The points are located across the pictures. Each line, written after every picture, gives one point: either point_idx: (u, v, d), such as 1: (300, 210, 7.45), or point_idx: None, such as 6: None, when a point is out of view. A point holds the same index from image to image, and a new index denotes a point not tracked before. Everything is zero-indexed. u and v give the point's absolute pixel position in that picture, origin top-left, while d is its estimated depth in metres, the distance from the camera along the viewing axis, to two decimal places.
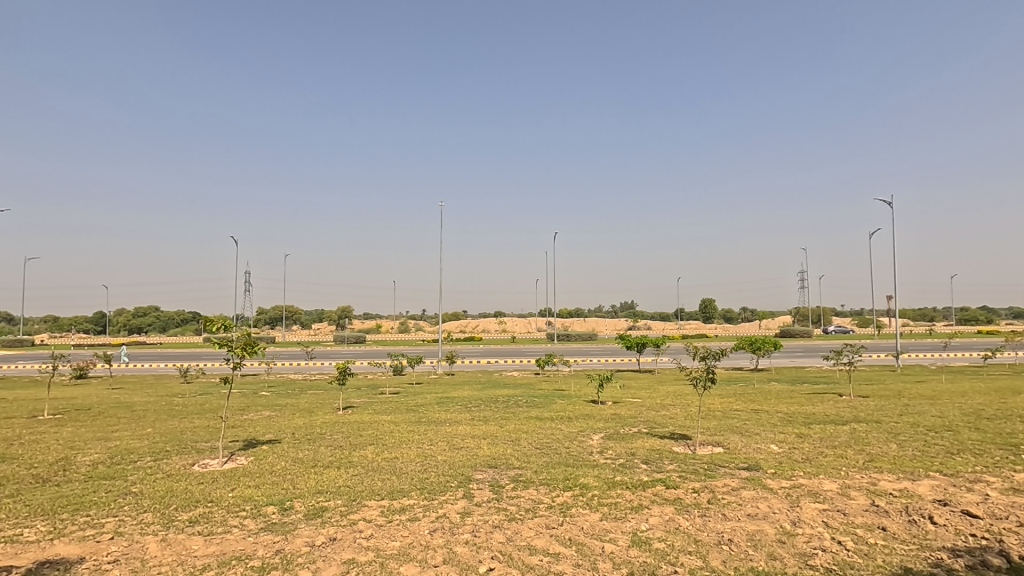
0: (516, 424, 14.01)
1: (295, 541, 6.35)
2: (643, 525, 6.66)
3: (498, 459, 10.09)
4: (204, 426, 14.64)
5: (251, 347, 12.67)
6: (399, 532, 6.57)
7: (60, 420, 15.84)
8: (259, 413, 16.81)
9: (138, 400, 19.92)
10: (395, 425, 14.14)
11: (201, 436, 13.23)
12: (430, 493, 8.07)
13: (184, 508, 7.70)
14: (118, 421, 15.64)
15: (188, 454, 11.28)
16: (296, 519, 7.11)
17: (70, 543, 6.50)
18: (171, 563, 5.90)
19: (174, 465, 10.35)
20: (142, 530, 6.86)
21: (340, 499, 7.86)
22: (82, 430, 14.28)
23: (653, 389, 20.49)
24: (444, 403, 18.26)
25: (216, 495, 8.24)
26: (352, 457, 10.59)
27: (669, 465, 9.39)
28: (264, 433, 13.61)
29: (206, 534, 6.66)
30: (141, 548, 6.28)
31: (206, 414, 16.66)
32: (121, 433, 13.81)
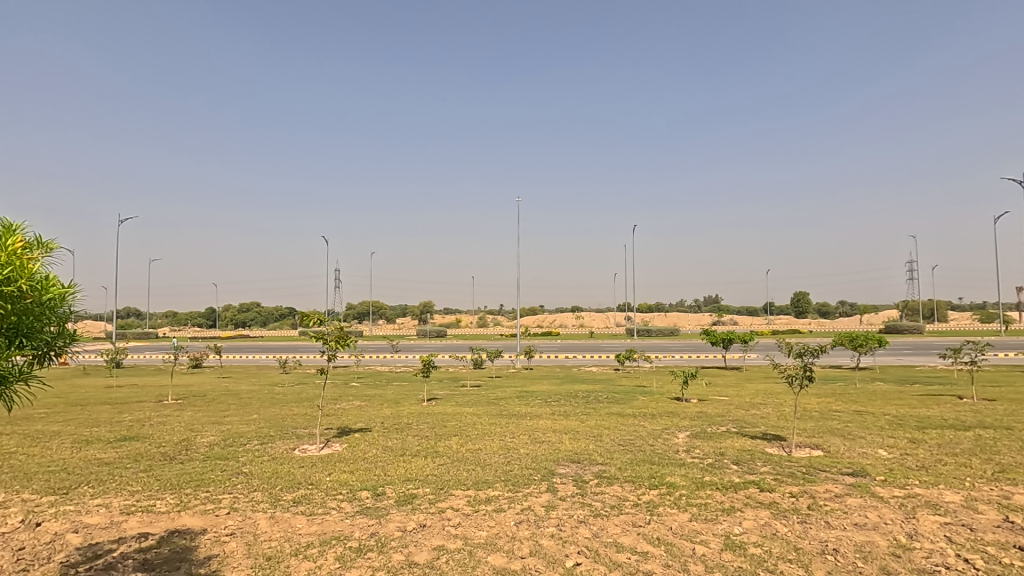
0: (597, 419, 13.87)
1: (388, 526, 6.66)
2: (736, 529, 6.35)
3: (580, 454, 10.03)
4: (302, 413, 15.74)
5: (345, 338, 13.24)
6: (486, 522, 6.70)
7: (181, 405, 17.60)
8: (351, 402, 17.84)
9: (245, 388, 21.78)
10: (477, 417, 14.45)
11: (300, 423, 14.23)
12: (514, 485, 8.17)
13: (289, 489, 8.32)
14: (228, 407, 17.17)
15: (289, 440, 12.15)
16: (389, 504, 7.46)
17: (194, 515, 7.21)
18: (279, 538, 6.39)
19: (279, 448, 11.21)
20: (253, 507, 7.49)
21: (429, 487, 8.14)
22: (199, 414, 15.85)
23: (742, 387, 19.51)
24: (524, 397, 18.41)
25: (316, 478, 8.84)
26: (438, 447, 10.95)
27: (762, 468, 8.90)
28: (355, 422, 14.38)
29: (308, 514, 7.16)
30: (254, 524, 6.85)
31: (303, 402, 17.89)
32: (232, 418, 15.11)
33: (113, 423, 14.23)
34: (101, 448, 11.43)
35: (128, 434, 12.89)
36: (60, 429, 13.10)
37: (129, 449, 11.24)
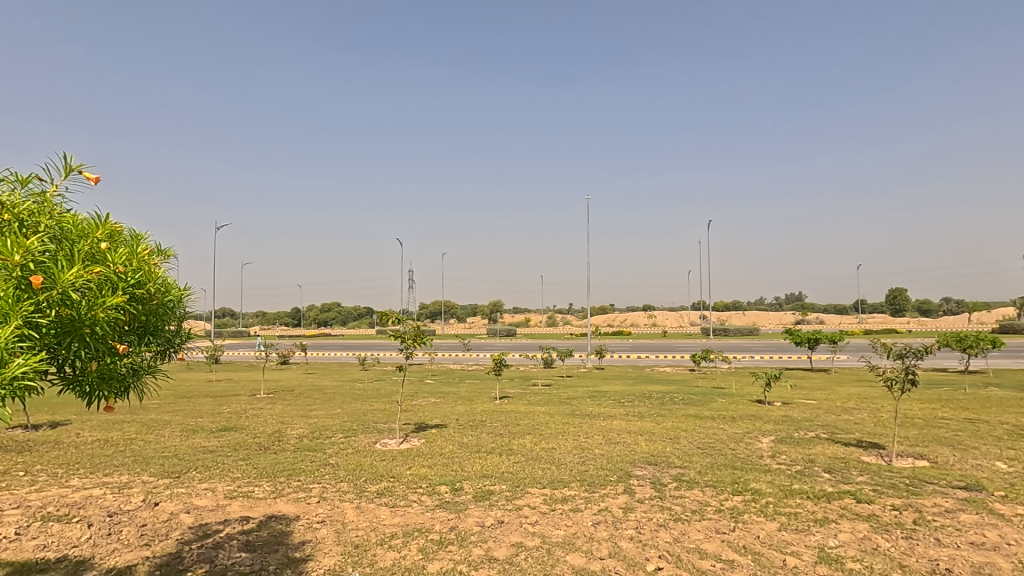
0: (673, 421, 13.48)
1: (467, 520, 6.80)
2: (831, 541, 5.96)
3: (658, 456, 9.79)
4: (381, 409, 16.42)
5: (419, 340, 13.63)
6: (563, 521, 6.69)
7: (272, 399, 18.88)
8: (426, 399, 18.40)
9: (329, 384, 23.01)
10: (550, 416, 14.46)
11: (380, 418, 14.84)
12: (590, 485, 8.11)
13: (372, 481, 8.70)
14: (314, 401, 18.21)
15: (370, 434, 12.70)
16: (467, 499, 7.62)
17: (288, 502, 7.72)
18: (365, 527, 6.70)
19: (362, 442, 11.76)
20: (341, 497, 7.90)
21: (505, 484, 8.24)
22: (288, 407, 16.92)
23: (831, 390, 18.27)
24: (597, 397, 18.22)
25: (397, 471, 9.19)
26: (512, 444, 11.06)
27: (858, 477, 8.30)
28: (432, 418, 14.81)
29: (391, 506, 7.45)
30: (342, 512, 7.23)
31: (382, 398, 18.65)
32: (318, 412, 16.02)
33: (215, 414, 15.48)
34: (205, 437, 12.47)
35: (228, 424, 13.98)
36: (171, 419, 14.42)
37: (229, 439, 12.19)
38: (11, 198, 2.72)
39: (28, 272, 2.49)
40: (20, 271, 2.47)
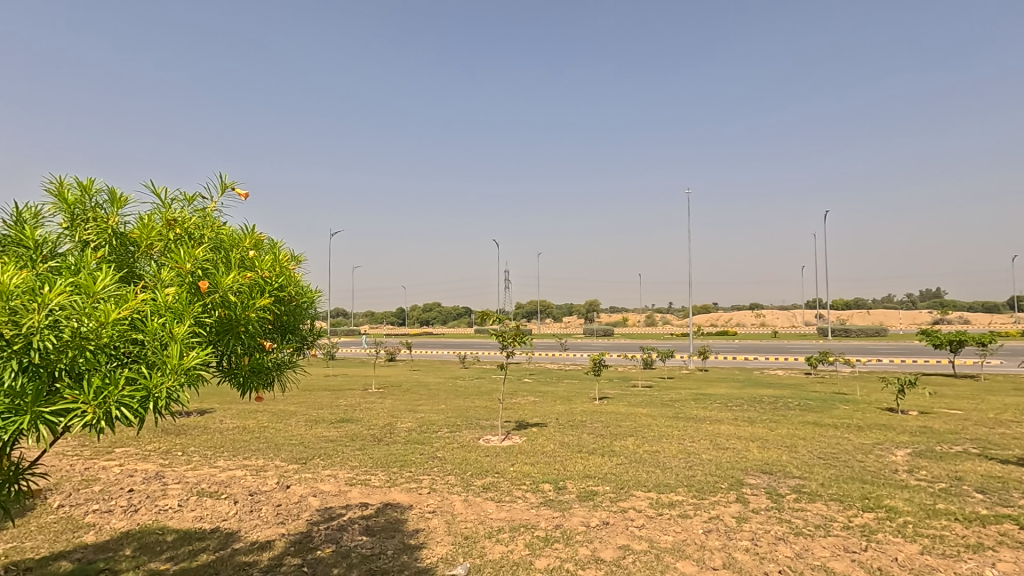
0: (789, 428, 12.56)
1: (572, 519, 6.81)
2: (988, 571, 5.25)
3: (773, 465, 9.17)
4: (483, 406, 16.88)
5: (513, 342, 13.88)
6: (671, 527, 6.49)
7: (382, 394, 20.10)
8: (526, 398, 18.65)
9: (433, 381, 24.06)
10: (652, 418, 14.06)
11: (482, 415, 15.27)
12: (699, 491, 7.78)
13: (478, 475, 8.98)
14: (420, 397, 19.14)
15: (474, 429, 13.11)
16: (571, 498, 7.62)
17: (402, 492, 8.18)
18: (474, 520, 6.93)
19: (466, 437, 12.17)
20: (449, 489, 8.24)
21: (609, 486, 8.14)
22: (397, 402, 17.92)
23: (981, 399, 16.06)
24: (702, 400, 17.43)
25: (501, 468, 9.40)
26: (614, 446, 10.90)
27: (1020, 500, 7.22)
28: (532, 417, 14.98)
29: (497, 501, 7.64)
30: (451, 504, 7.53)
31: (483, 396, 19.17)
32: (424, 407, 16.80)
33: (333, 406, 16.78)
34: (326, 427, 13.55)
35: (345, 416, 15.09)
36: (296, 410, 15.84)
37: (347, 430, 13.16)
38: (183, 215, 3.16)
39: (196, 278, 2.86)
40: (193, 276, 2.85)
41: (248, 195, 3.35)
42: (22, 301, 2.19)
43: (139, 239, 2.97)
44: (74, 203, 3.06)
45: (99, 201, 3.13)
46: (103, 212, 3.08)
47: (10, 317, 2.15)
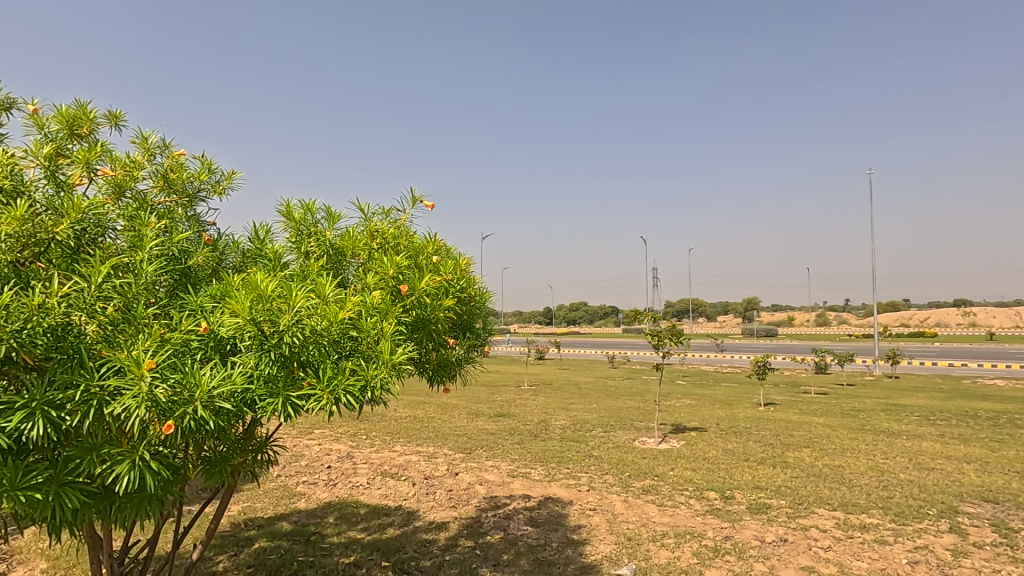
0: (1019, 450, 10.37)
1: (744, 532, 6.38)
2: None
3: (999, 493, 7.65)
4: (636, 407, 16.53)
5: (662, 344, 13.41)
6: (865, 552, 5.75)
7: (535, 391, 20.68)
8: (681, 400, 17.85)
9: (583, 380, 24.15)
10: (831, 429, 12.59)
11: (636, 416, 14.96)
12: (899, 516, 6.78)
13: (637, 477, 8.82)
14: (572, 395, 19.32)
15: (629, 430, 12.90)
16: (741, 510, 7.14)
17: (562, 487, 8.35)
18: (636, 522, 6.83)
19: (621, 438, 12.02)
20: (608, 489, 8.21)
21: (784, 500, 7.47)
22: (550, 399, 18.31)
23: None
24: (894, 410, 15.15)
25: (661, 471, 9.12)
26: (787, 457, 9.96)
27: None
28: (690, 420, 14.30)
29: (660, 504, 7.44)
30: (611, 504, 7.50)
31: (635, 397, 18.76)
32: (576, 405, 16.93)
33: (491, 401, 17.69)
34: (486, 421, 14.34)
35: (503, 411, 15.80)
36: (458, 403, 16.99)
37: (505, 424, 13.77)
38: (382, 226, 3.60)
39: (396, 282, 3.24)
40: (394, 279, 3.23)
41: (434, 204, 3.68)
42: (277, 303, 2.67)
43: (348, 249, 3.46)
44: (300, 220, 3.64)
45: (318, 218, 3.69)
46: (321, 227, 3.63)
47: (268, 316, 2.63)
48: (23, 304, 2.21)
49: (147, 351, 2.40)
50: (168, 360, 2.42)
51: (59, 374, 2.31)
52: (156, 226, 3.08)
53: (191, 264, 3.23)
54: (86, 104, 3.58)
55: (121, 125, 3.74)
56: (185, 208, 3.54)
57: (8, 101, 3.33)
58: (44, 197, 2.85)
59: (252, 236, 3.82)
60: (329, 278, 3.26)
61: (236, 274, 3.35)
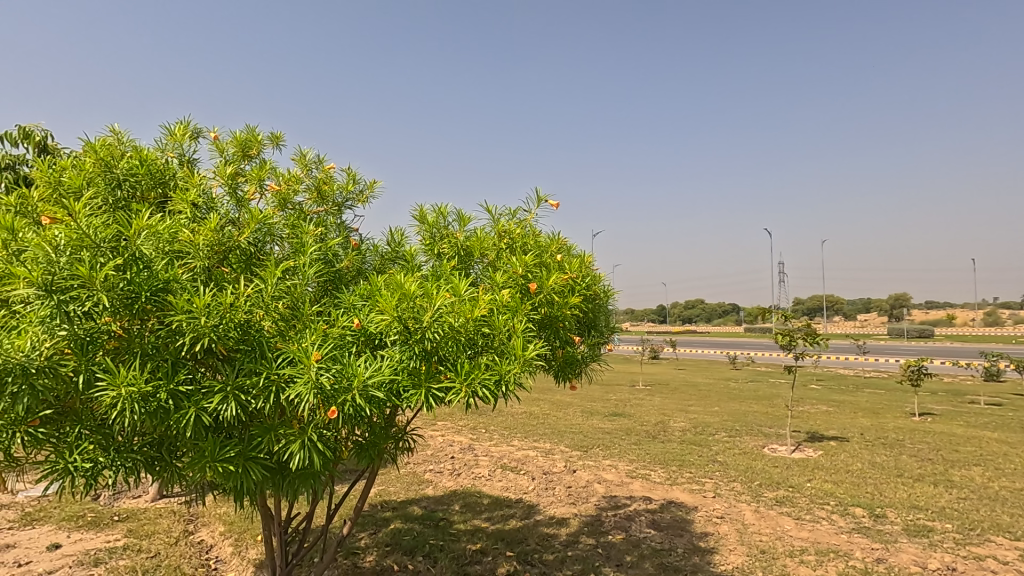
0: None
1: (901, 556, 5.70)
2: None
3: None
4: (763, 411, 15.41)
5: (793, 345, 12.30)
6: None
7: (651, 391, 20.08)
8: (816, 406, 16.34)
9: (702, 381, 22.99)
10: (1009, 446, 10.80)
11: (764, 421, 13.95)
12: None
13: (769, 486, 8.24)
14: (691, 397, 18.50)
15: (756, 436, 12.08)
16: (896, 530, 6.39)
17: (685, 492, 8.04)
18: (770, 534, 6.39)
19: (748, 443, 11.29)
20: (737, 497, 7.76)
21: (951, 523, 6.56)
22: (667, 400, 17.67)
23: None
24: None
25: (796, 482, 8.44)
26: (953, 475, 8.72)
27: None
28: (827, 428, 13.05)
29: (797, 518, 6.89)
30: (741, 513, 7.09)
31: (762, 400, 17.50)
32: (696, 407, 16.18)
33: (605, 400, 17.48)
34: (601, 419, 14.20)
35: (618, 411, 15.54)
36: (573, 401, 17.00)
37: (621, 424, 13.53)
38: (509, 226, 3.72)
39: (525, 280, 3.33)
40: (523, 278, 3.33)
41: (558, 203, 3.75)
42: (419, 301, 2.88)
43: (476, 249, 3.62)
44: (432, 224, 3.86)
45: (450, 220, 3.90)
46: (453, 229, 3.83)
47: (412, 314, 2.84)
48: (219, 303, 2.60)
49: (313, 344, 2.70)
50: (330, 352, 2.71)
51: (246, 364, 2.68)
52: (314, 233, 3.45)
53: (342, 266, 3.58)
54: (254, 128, 4.09)
55: (281, 145, 4.23)
56: (336, 216, 3.93)
57: (197, 130, 3.91)
58: (227, 211, 3.31)
59: (391, 240, 4.08)
60: (461, 278, 3.44)
61: (379, 275, 3.64)
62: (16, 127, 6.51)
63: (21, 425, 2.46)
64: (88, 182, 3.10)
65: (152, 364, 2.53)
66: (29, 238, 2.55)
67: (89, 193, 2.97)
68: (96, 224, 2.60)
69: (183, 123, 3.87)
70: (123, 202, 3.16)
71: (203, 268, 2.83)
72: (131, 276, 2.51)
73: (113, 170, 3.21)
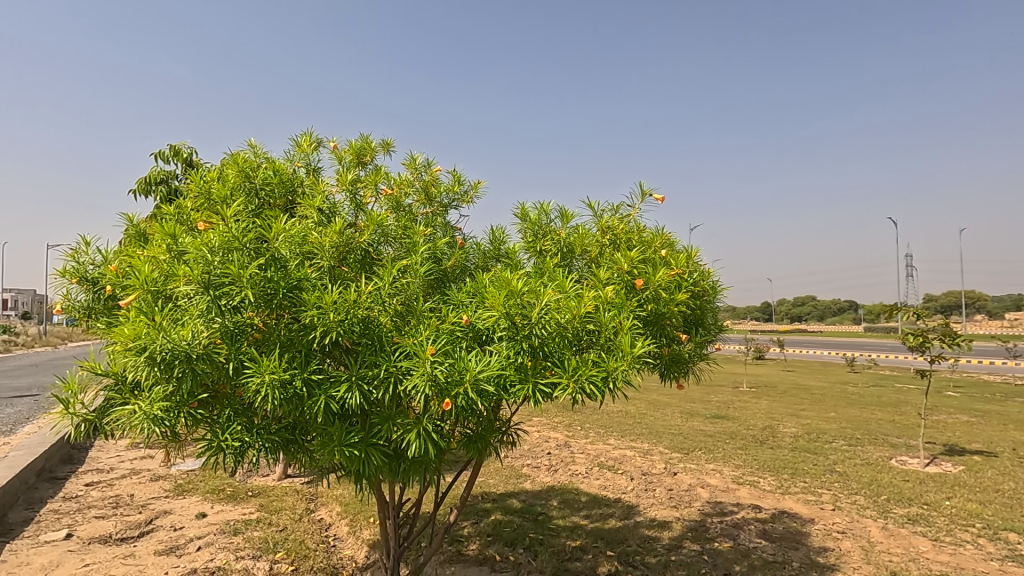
0: None
1: None
2: None
3: None
4: (889, 420, 13.96)
5: (927, 346, 11.01)
6: None
7: (757, 393, 18.90)
8: (955, 416, 14.52)
9: (815, 384, 21.28)
10: None
11: (891, 430, 12.63)
12: None
13: (898, 502, 7.46)
14: (803, 401, 17.17)
15: (882, 446, 10.97)
16: None
17: (799, 503, 7.49)
18: (901, 555, 5.79)
19: (872, 454, 10.28)
20: (860, 511, 7.10)
21: None
22: (775, 404, 16.54)
23: None
24: None
25: (932, 499, 7.57)
26: None
27: None
28: (969, 441, 11.55)
29: (934, 539, 6.18)
30: (866, 529, 6.48)
31: (887, 407, 15.86)
32: (809, 413, 14.99)
33: (706, 401, 16.72)
34: (702, 421, 13.61)
35: (721, 413, 14.79)
36: (671, 401, 16.43)
37: (725, 427, 12.87)
38: (613, 222, 3.68)
39: (631, 277, 3.28)
40: (629, 274, 3.28)
41: (664, 197, 3.65)
42: (526, 298, 2.93)
43: (578, 247, 3.63)
44: (534, 221, 3.89)
45: (552, 218, 3.92)
46: (555, 226, 3.85)
47: (520, 310, 2.89)
48: (345, 299, 2.81)
49: (428, 339, 2.85)
50: (443, 347, 2.84)
51: (367, 356, 2.87)
52: (424, 233, 3.62)
53: (450, 265, 3.73)
54: (368, 136, 4.36)
55: (391, 151, 4.47)
56: (442, 216, 4.09)
57: (319, 141, 4.24)
58: (347, 215, 3.57)
59: (493, 238, 4.17)
60: (564, 274, 3.45)
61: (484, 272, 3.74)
62: (169, 145, 7.39)
63: (184, 406, 2.82)
64: (232, 192, 3.48)
65: (289, 354, 2.79)
66: (189, 242, 2.91)
67: (234, 201, 3.33)
68: (242, 229, 2.92)
69: (307, 135, 4.22)
70: (260, 209, 3.51)
71: (330, 268, 3.07)
72: (271, 274, 2.80)
73: (251, 181, 3.57)
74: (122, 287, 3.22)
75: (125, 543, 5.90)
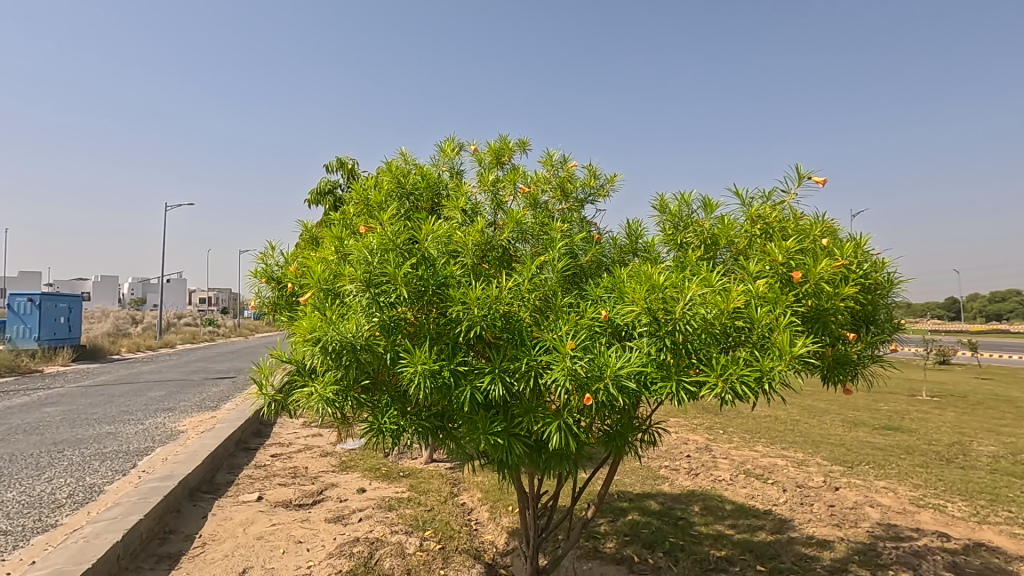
0: None
1: None
2: None
3: None
4: None
5: None
6: None
7: (940, 403, 16.23)
8: None
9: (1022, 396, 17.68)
10: None
11: None
12: None
13: None
14: (1005, 415, 14.37)
15: None
16: None
17: (1001, 535, 6.30)
18: None
19: None
20: None
21: None
22: (967, 417, 14.05)
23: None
24: None
25: None
26: None
27: None
28: None
29: None
30: None
31: None
32: (1015, 429, 12.51)
33: (874, 410, 14.73)
34: (870, 433, 12.02)
35: (895, 424, 12.93)
36: (830, 408, 14.75)
37: (899, 440, 11.24)
38: (764, 210, 3.40)
39: (787, 269, 3.01)
40: (784, 267, 3.01)
41: (826, 180, 3.29)
42: (669, 293, 2.80)
43: (723, 238, 3.39)
44: (674, 213, 3.71)
45: (694, 209, 3.71)
46: (698, 217, 3.64)
47: (663, 306, 2.78)
48: (487, 296, 2.93)
49: (569, 333, 2.88)
50: (582, 341, 2.86)
51: (509, 350, 2.97)
52: (561, 229, 3.66)
53: (587, 260, 3.71)
54: (506, 137, 4.49)
55: (527, 150, 4.56)
56: (578, 211, 4.09)
57: (461, 145, 4.47)
58: (487, 214, 3.72)
59: (630, 232, 4.07)
60: (709, 268, 3.25)
61: (621, 267, 3.68)
62: (334, 158, 8.31)
63: (350, 390, 3.14)
64: (387, 197, 3.81)
65: (437, 346, 2.98)
66: (353, 244, 3.23)
67: (389, 206, 3.64)
68: (397, 231, 3.18)
69: (450, 140, 4.47)
70: (410, 211, 3.81)
71: (472, 265, 3.22)
72: (422, 273, 3.00)
73: (403, 186, 3.88)
74: (300, 286, 3.69)
75: (302, 509, 6.78)
